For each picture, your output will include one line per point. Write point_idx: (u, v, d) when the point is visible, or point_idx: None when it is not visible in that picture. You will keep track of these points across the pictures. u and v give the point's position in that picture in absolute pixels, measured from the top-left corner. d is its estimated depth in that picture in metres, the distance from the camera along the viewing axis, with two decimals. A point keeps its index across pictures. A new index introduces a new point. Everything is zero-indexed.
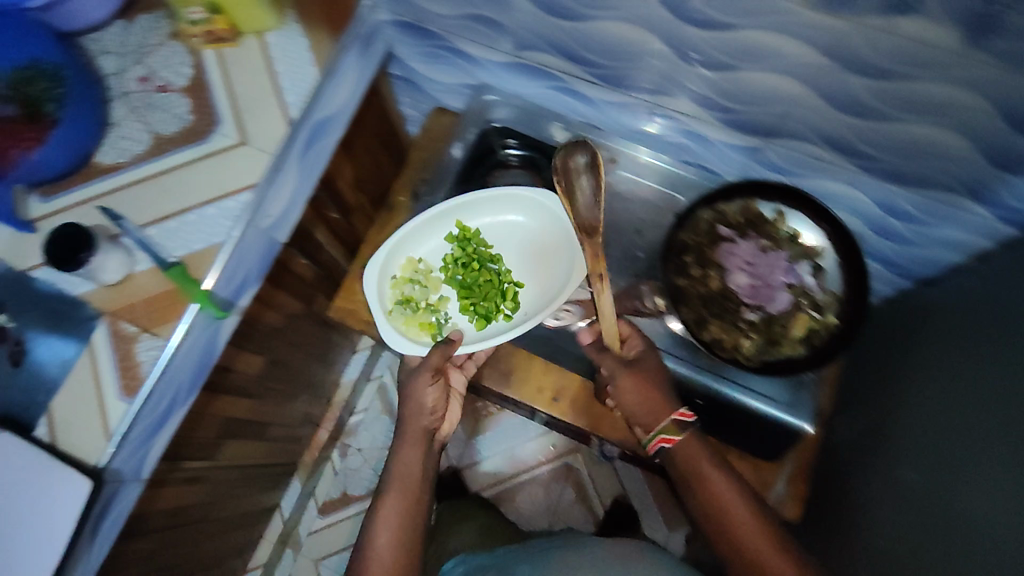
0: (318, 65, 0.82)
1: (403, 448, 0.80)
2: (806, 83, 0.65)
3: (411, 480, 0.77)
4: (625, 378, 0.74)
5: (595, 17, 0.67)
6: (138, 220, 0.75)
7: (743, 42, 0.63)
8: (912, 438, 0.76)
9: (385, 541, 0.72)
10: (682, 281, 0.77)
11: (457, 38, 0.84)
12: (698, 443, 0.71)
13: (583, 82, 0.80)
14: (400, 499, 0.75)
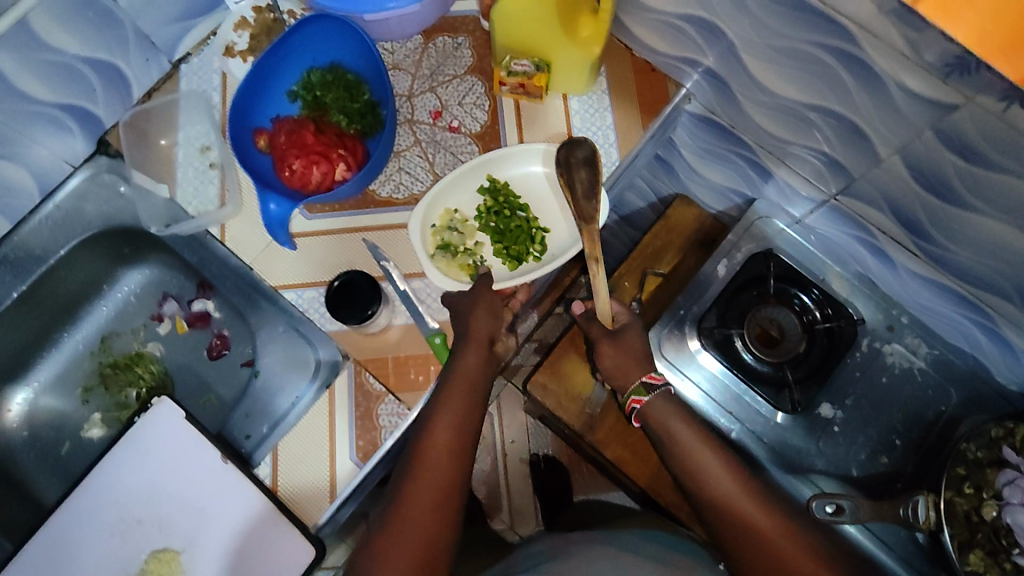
0: (620, 148, 0.76)
1: (461, 350, 0.62)
2: None
3: (466, 378, 0.61)
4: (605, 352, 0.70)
5: (979, 209, 0.61)
6: (405, 268, 0.71)
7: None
8: None
9: (438, 450, 0.57)
10: (949, 494, 0.71)
11: (767, 156, 0.78)
12: (667, 405, 0.67)
13: (901, 249, 0.75)
14: (450, 405, 0.59)
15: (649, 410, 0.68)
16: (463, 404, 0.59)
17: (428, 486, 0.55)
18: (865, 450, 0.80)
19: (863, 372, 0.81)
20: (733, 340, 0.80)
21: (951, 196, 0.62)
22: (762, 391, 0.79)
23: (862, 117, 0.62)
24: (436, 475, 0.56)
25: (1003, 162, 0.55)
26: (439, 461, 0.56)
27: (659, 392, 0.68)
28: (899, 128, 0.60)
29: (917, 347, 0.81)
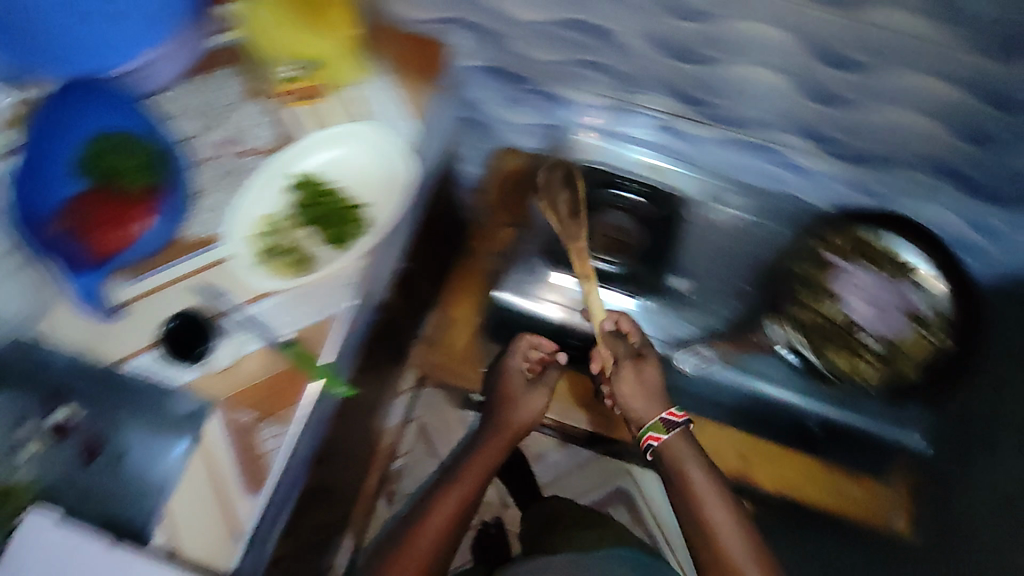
0: (413, 116, 0.78)
1: (491, 435, 0.88)
2: (928, 113, 0.68)
3: (484, 457, 0.86)
4: (647, 372, 0.81)
5: (723, 61, 0.69)
6: (241, 296, 0.71)
7: (873, 75, 0.66)
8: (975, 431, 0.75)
9: (442, 515, 0.77)
10: (795, 309, 0.79)
11: (551, 81, 0.82)
12: (687, 444, 0.77)
13: (686, 121, 0.82)
14: (460, 487, 0.81)
15: (666, 448, 0.77)
16: (476, 483, 0.83)
17: (429, 535, 0.76)
18: (721, 300, 0.87)
19: (702, 243, 0.88)
20: (579, 255, 0.85)
21: (699, 59, 0.70)
22: (619, 284, 0.84)
23: (603, 17, 0.68)
24: (433, 533, 0.76)
25: (716, 12, 0.63)
26: (430, 531, 0.76)
27: (673, 436, 0.77)
28: (635, 14, 0.67)
29: (740, 204, 0.88)
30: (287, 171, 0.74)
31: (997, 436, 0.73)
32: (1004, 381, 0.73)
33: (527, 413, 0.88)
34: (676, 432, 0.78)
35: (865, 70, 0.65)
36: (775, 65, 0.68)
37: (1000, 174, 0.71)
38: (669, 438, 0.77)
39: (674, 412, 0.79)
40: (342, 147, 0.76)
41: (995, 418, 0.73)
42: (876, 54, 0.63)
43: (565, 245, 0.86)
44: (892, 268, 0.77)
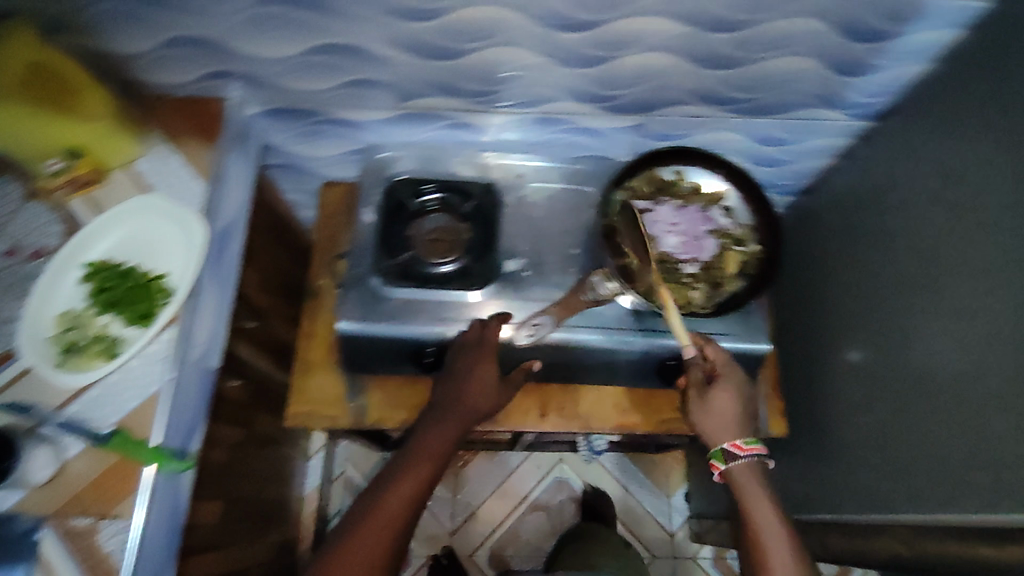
0: (201, 176, 0.77)
1: (444, 419, 0.78)
2: (676, 53, 0.70)
3: (442, 437, 0.77)
4: (720, 400, 0.76)
5: (474, 49, 0.70)
6: (54, 401, 0.67)
7: (619, 31, 0.67)
8: (860, 259, 0.80)
9: (397, 498, 0.72)
10: (623, 261, 0.80)
11: (334, 108, 0.82)
12: (753, 474, 0.73)
13: (471, 113, 0.82)
14: (415, 467, 0.75)
15: (731, 469, 0.74)
16: (431, 467, 0.75)
17: (390, 515, 0.71)
18: (558, 271, 0.84)
19: (523, 223, 0.87)
20: (411, 263, 0.83)
21: (451, 52, 0.70)
22: (453, 285, 0.82)
23: (344, 36, 0.68)
24: (393, 516, 0.71)
25: (443, 7, 0.64)
26: (388, 513, 0.71)
27: (750, 458, 0.73)
28: (370, 28, 0.67)
29: (549, 177, 0.89)
30: (79, 260, 0.71)
31: (830, 316, 0.90)
32: (807, 276, 0.94)
33: (479, 401, 0.79)
34: (739, 463, 0.73)
35: (607, 25, 0.66)
36: (525, 44, 0.69)
37: (757, 85, 0.75)
38: (740, 458, 0.73)
39: (739, 445, 0.74)
40: (130, 223, 0.73)
41: (814, 303, 0.92)
42: (609, 13, 0.64)
43: (392, 259, 0.82)
44: (690, 198, 0.83)
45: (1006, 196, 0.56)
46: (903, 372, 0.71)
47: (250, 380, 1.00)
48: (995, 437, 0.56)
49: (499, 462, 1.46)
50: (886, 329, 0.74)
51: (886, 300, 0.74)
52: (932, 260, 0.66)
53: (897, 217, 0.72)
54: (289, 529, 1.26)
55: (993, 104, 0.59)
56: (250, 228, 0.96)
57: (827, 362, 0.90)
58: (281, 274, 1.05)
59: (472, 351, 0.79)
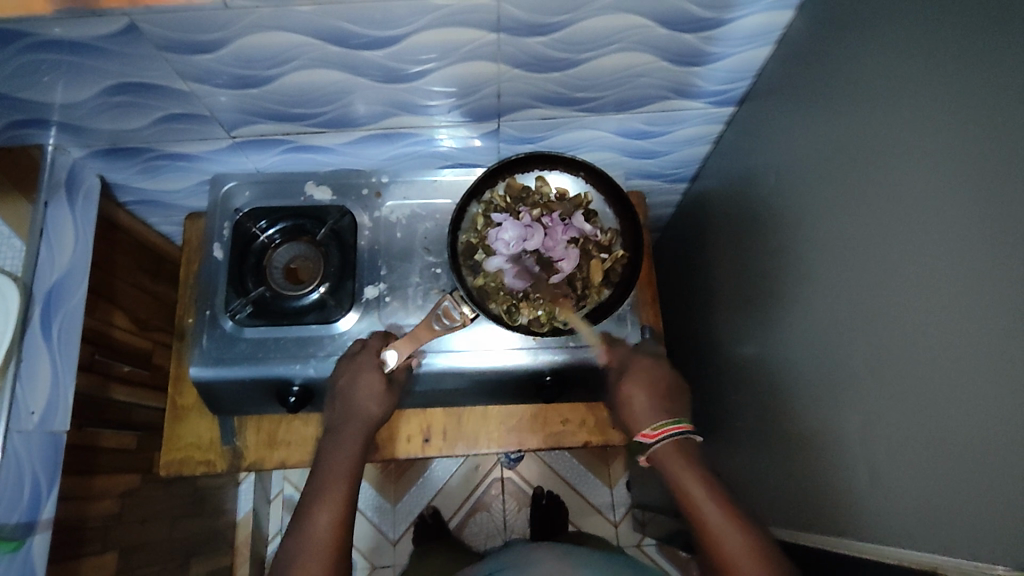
0: (19, 234, 0.73)
1: (341, 437, 0.73)
2: (497, 60, 0.66)
3: (346, 458, 0.71)
4: (633, 391, 0.73)
5: (280, 74, 0.66)
6: None
7: (426, 43, 0.62)
8: (772, 232, 0.74)
9: (327, 520, 0.66)
10: (480, 280, 0.77)
11: (166, 144, 0.78)
12: (679, 461, 0.67)
13: (311, 134, 0.79)
14: (332, 491, 0.68)
15: (654, 455, 0.69)
16: (348, 486, 0.69)
17: (320, 543, 0.64)
18: (420, 294, 0.82)
19: (381, 245, 0.83)
20: (266, 298, 0.79)
21: (260, 79, 0.66)
22: (309, 318, 0.79)
23: (139, 73, 0.64)
24: (325, 546, 0.64)
25: (225, 36, 0.59)
26: (320, 539, 0.64)
27: (662, 441, 0.68)
28: (160, 63, 0.63)
29: (405, 193, 0.85)
30: None
31: (735, 299, 0.86)
32: (717, 278, 0.91)
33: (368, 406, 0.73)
34: (664, 446, 0.68)
35: (409, 39, 0.62)
36: (334, 65, 0.65)
37: (595, 84, 0.71)
38: (654, 445, 0.68)
39: (648, 433, 0.69)
40: None
41: (724, 293, 0.89)
42: (407, 27, 0.59)
43: (245, 296, 0.79)
44: (551, 206, 0.79)
45: (901, 191, 0.52)
46: (811, 382, 0.67)
47: (137, 422, 0.97)
48: (914, 457, 0.51)
49: (439, 468, 1.44)
50: (793, 334, 0.70)
51: (792, 302, 0.70)
52: (836, 260, 0.62)
53: (808, 179, 0.66)
54: (222, 556, 1.25)
55: (878, 94, 0.55)
56: (121, 270, 0.92)
57: (733, 365, 0.87)
58: (159, 309, 1.02)
59: (360, 354, 0.75)
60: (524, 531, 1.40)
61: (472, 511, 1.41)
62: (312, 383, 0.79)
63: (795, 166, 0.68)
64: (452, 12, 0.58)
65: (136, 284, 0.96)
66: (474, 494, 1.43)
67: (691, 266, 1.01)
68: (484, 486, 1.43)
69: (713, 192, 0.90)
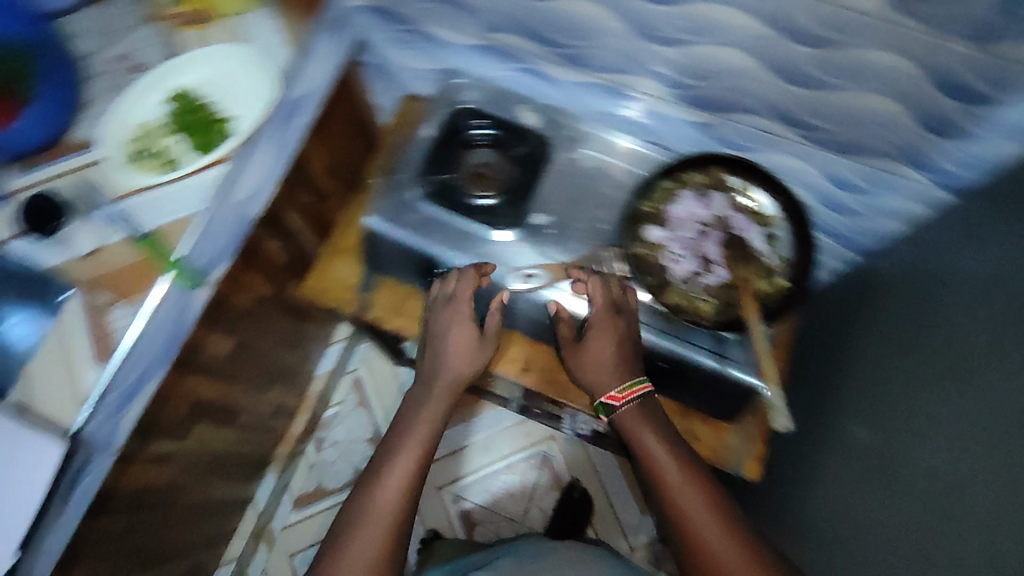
0: (289, 45, 0.86)
1: (431, 403, 0.82)
2: (750, 54, 0.70)
3: (423, 424, 0.81)
4: (595, 344, 0.79)
5: None
6: (111, 192, 0.77)
7: (697, 16, 0.68)
8: (931, 333, 0.70)
9: (392, 494, 0.74)
10: (642, 249, 0.80)
11: (427, 22, 0.89)
12: (638, 416, 0.77)
13: (550, 64, 0.87)
14: (396, 471, 0.76)
15: (619, 416, 0.78)
16: (417, 456, 0.78)
17: (382, 514, 0.73)
18: (579, 239, 0.87)
19: (564, 184, 0.89)
20: (450, 185, 0.88)
21: None
22: (479, 218, 0.86)
23: None
24: (386, 515, 0.73)
25: None
26: (387, 502, 0.74)
27: (627, 405, 0.78)
28: None
29: (603, 148, 0.90)
30: (168, 86, 0.83)
31: (865, 390, 0.81)
32: (848, 359, 0.87)
33: (458, 363, 0.84)
34: (625, 411, 0.78)
35: (685, 5, 0.67)
36: (609, 2, 0.71)
37: (832, 113, 0.73)
38: (619, 407, 0.78)
39: (614, 396, 0.78)
40: (218, 69, 0.84)
41: (852, 379, 0.84)
42: None
43: (434, 177, 0.88)
44: (736, 211, 0.81)
45: None
46: (951, 501, 0.61)
47: (292, 249, 1.09)
48: None
49: (494, 417, 1.48)
50: (933, 444, 0.65)
51: (938, 408, 0.66)
52: (1000, 369, 0.57)
53: (985, 285, 0.62)
54: (292, 398, 1.36)
55: None
56: (339, 117, 1.04)
57: (844, 454, 0.82)
58: (347, 166, 1.14)
59: (446, 305, 0.85)
60: (546, 508, 1.43)
61: (506, 467, 1.45)
62: (456, 271, 0.88)
63: (971, 269, 0.65)
64: None
65: (342, 135, 1.08)
66: (513, 454, 1.46)
67: (815, 339, 0.96)
68: (525, 452, 1.47)
69: (882, 271, 0.88)
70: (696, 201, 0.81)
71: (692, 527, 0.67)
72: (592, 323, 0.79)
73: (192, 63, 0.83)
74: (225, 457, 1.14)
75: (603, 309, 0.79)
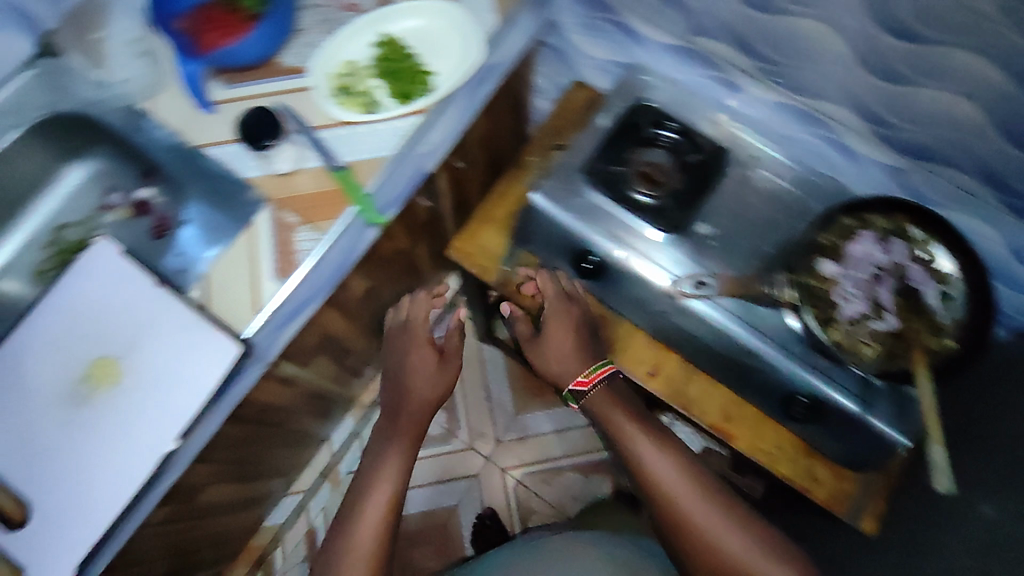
0: (496, 14, 0.86)
1: (393, 442, 0.84)
2: (980, 107, 0.69)
3: (394, 464, 0.82)
4: (554, 330, 0.87)
5: (793, 13, 0.73)
6: (314, 122, 0.80)
7: (939, 59, 0.67)
8: None
9: (371, 525, 0.76)
10: (813, 280, 0.79)
11: (631, 14, 0.89)
12: (607, 400, 0.84)
13: (748, 78, 0.87)
14: (380, 489, 0.79)
15: (591, 401, 0.85)
16: (389, 487, 0.79)
17: (360, 550, 0.74)
18: (742, 258, 0.86)
19: (736, 201, 0.88)
20: (621, 178, 0.88)
21: (773, 7, 0.74)
22: (648, 217, 0.86)
23: None
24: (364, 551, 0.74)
25: None
26: (367, 534, 0.75)
27: (595, 389, 0.85)
28: None
29: (781, 172, 0.89)
30: (378, 30, 0.84)
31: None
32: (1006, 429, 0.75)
33: (424, 387, 0.88)
34: (597, 392, 0.85)
35: (934, 47, 0.66)
36: (846, 27, 0.71)
37: None
38: (590, 390, 0.85)
39: (583, 381, 0.85)
40: (428, 23, 0.85)
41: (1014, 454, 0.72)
42: (948, 32, 0.64)
43: (604, 167, 0.89)
44: (916, 262, 0.78)
45: None
46: None
47: (434, 209, 1.10)
48: None
49: (570, 414, 1.47)
50: None
51: None
52: None
53: None
54: None
55: None
56: (509, 91, 1.05)
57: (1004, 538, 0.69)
58: (499, 141, 1.15)
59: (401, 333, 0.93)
60: None
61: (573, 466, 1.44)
62: (608, 262, 0.88)
63: None
64: (1003, 39, 0.61)
65: (506, 109, 1.09)
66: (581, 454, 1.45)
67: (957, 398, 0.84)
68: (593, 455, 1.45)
69: None
70: (877, 244, 0.79)
71: (677, 506, 0.74)
72: (549, 316, 0.88)
73: (406, 12, 0.85)
74: (325, 394, 1.16)
75: (554, 298, 0.89)
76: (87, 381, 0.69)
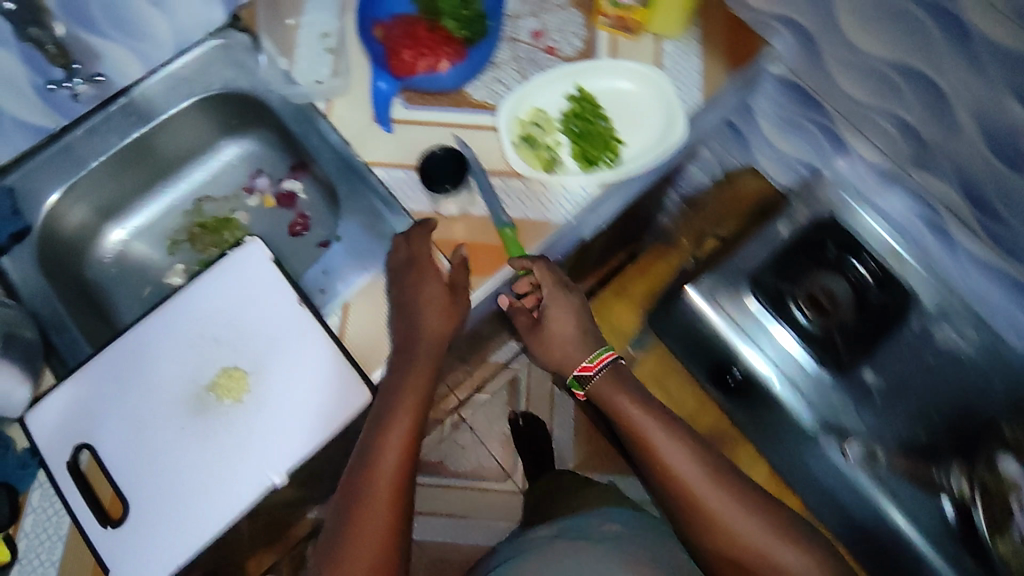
0: (703, 92, 0.78)
1: (403, 372, 0.64)
2: None
3: (406, 403, 0.63)
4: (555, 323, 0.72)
5: None
6: (489, 167, 0.75)
7: None
8: None
9: (390, 462, 0.60)
10: (988, 475, 0.73)
11: (845, 125, 0.81)
12: (614, 385, 0.69)
13: (963, 228, 0.76)
14: (396, 426, 0.62)
15: (596, 388, 0.69)
16: (411, 418, 0.63)
17: (381, 485, 0.60)
18: (903, 416, 0.80)
19: (910, 356, 0.80)
20: (788, 298, 0.82)
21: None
22: (809, 346, 0.82)
23: (944, 80, 0.65)
24: (388, 481, 0.60)
25: None
26: (386, 476, 0.60)
27: (601, 373, 0.70)
28: (981, 90, 0.62)
29: (968, 336, 0.80)
30: (575, 82, 0.78)
31: None
32: None
33: (435, 322, 0.66)
34: (597, 380, 0.70)
35: None
36: None
37: None
38: (593, 376, 0.70)
39: (586, 366, 0.70)
40: (630, 88, 0.78)
41: None
42: None
43: (774, 280, 0.83)
44: None
45: None
46: None
47: None
48: None
49: None
50: None
51: None
52: None
53: None
54: None
55: None
56: None
57: None
58: None
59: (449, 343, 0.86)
60: None
61: None
62: (753, 375, 0.86)
63: None
64: None
65: None
66: None
67: None
68: None
69: None
70: None
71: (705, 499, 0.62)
72: (554, 309, 0.72)
73: (608, 70, 0.77)
74: None
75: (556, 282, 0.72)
76: (213, 391, 0.66)
